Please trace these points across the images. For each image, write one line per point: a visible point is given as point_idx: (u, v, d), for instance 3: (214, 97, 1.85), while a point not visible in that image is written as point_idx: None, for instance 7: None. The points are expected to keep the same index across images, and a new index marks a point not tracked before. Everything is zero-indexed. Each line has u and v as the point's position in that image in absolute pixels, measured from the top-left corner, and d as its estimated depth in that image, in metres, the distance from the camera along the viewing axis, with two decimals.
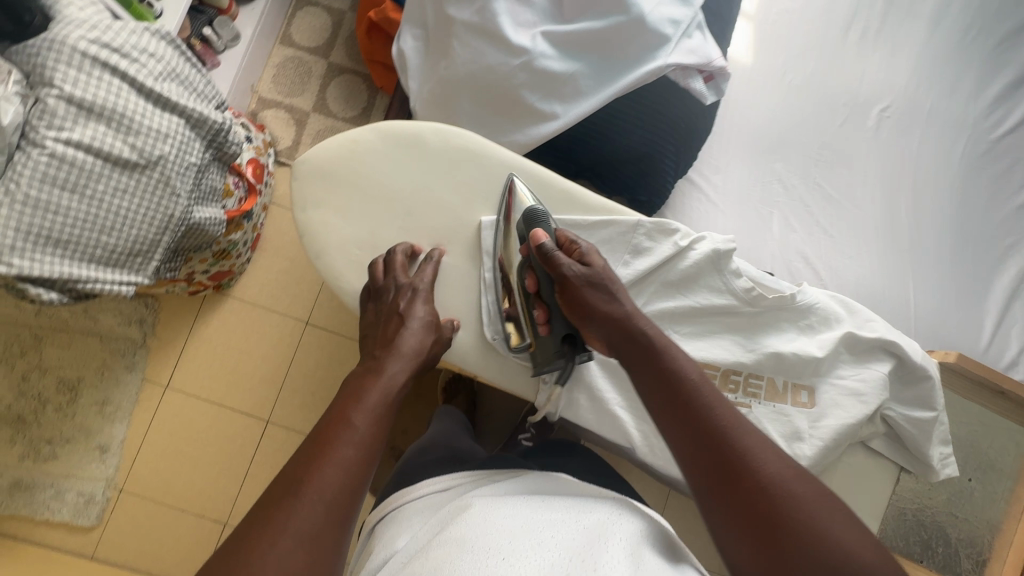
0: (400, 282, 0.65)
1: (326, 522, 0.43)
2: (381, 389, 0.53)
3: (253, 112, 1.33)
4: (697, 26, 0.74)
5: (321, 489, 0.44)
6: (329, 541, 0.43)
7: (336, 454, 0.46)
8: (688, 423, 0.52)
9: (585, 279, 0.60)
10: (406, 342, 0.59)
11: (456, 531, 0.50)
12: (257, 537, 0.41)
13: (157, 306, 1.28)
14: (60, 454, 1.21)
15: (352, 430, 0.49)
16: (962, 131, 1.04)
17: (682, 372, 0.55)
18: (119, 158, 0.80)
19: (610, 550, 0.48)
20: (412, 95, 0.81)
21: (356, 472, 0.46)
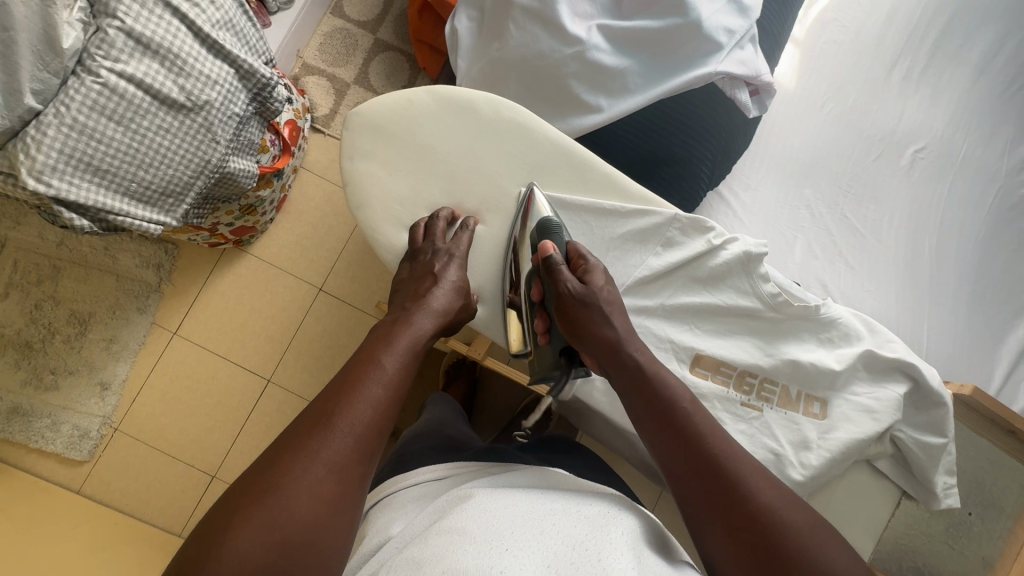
0: (435, 245, 0.67)
1: (355, 453, 0.48)
2: (409, 337, 0.58)
3: (296, 76, 1.35)
4: (750, 39, 0.75)
5: (351, 424, 0.49)
6: (354, 472, 0.48)
7: (366, 393, 0.51)
8: (677, 450, 0.53)
9: (582, 298, 0.61)
10: (436, 301, 0.62)
11: (454, 521, 0.48)
12: (294, 460, 0.46)
13: (176, 253, 1.29)
14: (61, 386, 1.22)
15: (381, 371, 0.53)
16: (994, 180, 1.04)
17: (673, 398, 0.56)
18: (167, 97, 0.82)
19: (612, 542, 0.47)
20: (461, 73, 0.83)
21: (383, 412, 0.51)
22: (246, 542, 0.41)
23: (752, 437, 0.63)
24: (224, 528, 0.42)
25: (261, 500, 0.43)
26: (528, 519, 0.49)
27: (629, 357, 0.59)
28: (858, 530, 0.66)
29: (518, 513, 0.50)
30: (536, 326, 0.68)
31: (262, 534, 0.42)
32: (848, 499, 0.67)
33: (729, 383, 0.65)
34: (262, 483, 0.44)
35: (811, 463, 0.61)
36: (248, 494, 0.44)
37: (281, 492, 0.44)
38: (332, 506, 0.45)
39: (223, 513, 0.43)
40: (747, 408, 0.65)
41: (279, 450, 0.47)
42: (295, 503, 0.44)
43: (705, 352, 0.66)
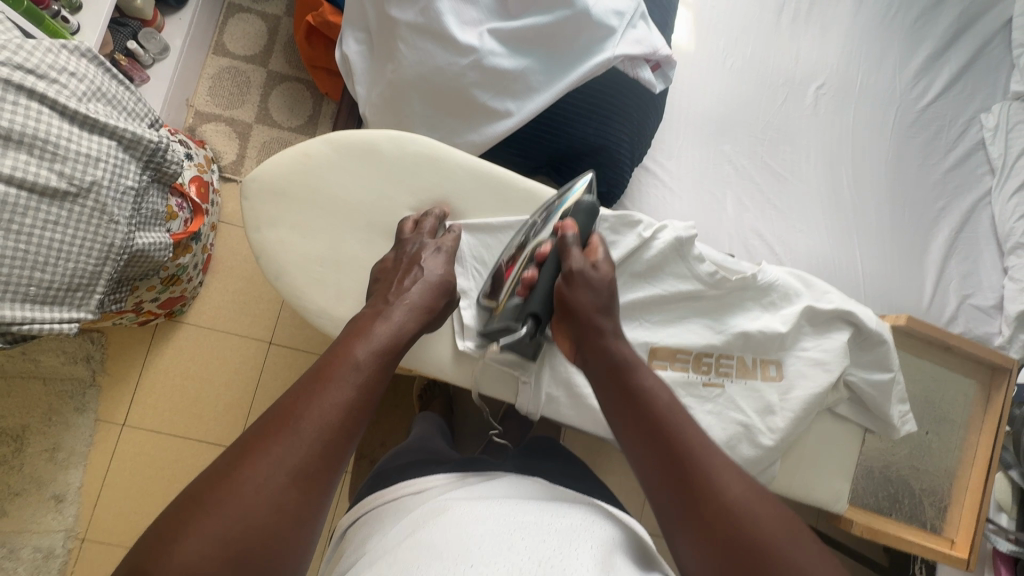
0: (424, 240, 0.64)
1: (312, 458, 0.44)
2: (388, 333, 0.54)
3: (192, 127, 1.26)
4: (640, 17, 0.75)
5: (315, 426, 0.45)
6: (317, 481, 0.44)
7: (330, 393, 0.47)
8: (646, 443, 0.52)
9: (586, 280, 0.59)
10: (415, 294, 0.59)
11: (427, 536, 0.47)
12: (254, 458, 0.42)
13: (104, 341, 1.20)
14: (11, 509, 1.13)
15: (350, 370, 0.49)
16: (892, 103, 1.10)
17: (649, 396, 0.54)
18: (47, 188, 0.74)
19: (579, 556, 0.45)
20: (361, 100, 0.79)
21: (348, 415, 0.47)
22: (192, 550, 0.37)
23: (720, 413, 0.65)
24: (170, 530, 0.39)
25: (211, 502, 0.40)
26: (497, 532, 0.47)
27: (602, 355, 0.58)
28: (834, 470, 0.69)
29: (492, 528, 0.47)
30: (527, 274, 0.62)
31: (211, 539, 0.38)
32: (820, 444, 0.70)
33: (689, 367, 0.66)
34: (215, 482, 0.41)
35: (780, 426, 0.64)
36: (201, 492, 0.41)
37: (233, 494, 0.40)
38: (288, 512, 0.42)
39: (174, 515, 0.40)
40: (710, 387, 0.66)
41: (238, 449, 0.43)
42: (247, 507, 0.40)
43: (659, 344, 0.66)
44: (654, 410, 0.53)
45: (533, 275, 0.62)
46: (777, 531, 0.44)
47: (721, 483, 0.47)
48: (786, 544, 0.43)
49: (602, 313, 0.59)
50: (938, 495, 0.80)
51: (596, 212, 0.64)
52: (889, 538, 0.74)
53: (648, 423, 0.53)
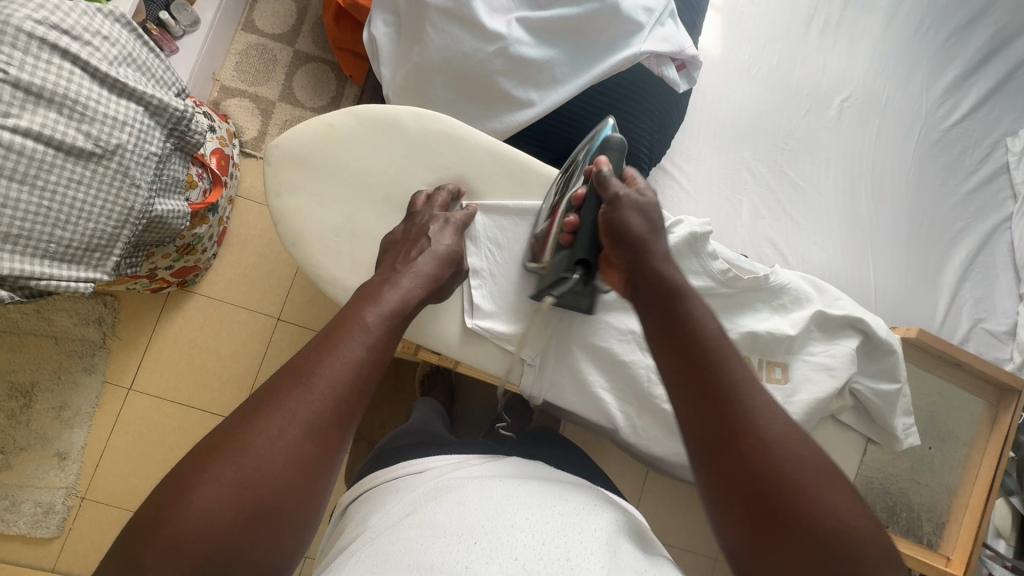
0: (434, 213, 0.65)
1: (325, 416, 0.44)
2: (397, 299, 0.54)
3: (216, 101, 1.28)
4: (669, 15, 0.75)
5: (327, 383, 0.45)
6: (331, 435, 0.44)
7: (343, 353, 0.47)
8: (685, 372, 0.50)
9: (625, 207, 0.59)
10: (423, 263, 0.59)
11: (429, 514, 0.48)
12: (267, 412, 0.42)
13: (116, 305, 1.22)
14: (15, 463, 1.15)
15: (362, 331, 0.49)
16: (917, 120, 1.09)
17: (698, 336, 0.51)
18: (73, 147, 0.76)
19: (585, 541, 0.47)
20: (385, 81, 0.80)
21: (359, 374, 0.47)
22: (210, 496, 0.39)
23: None
24: (188, 479, 0.39)
25: (227, 454, 0.40)
26: (500, 514, 0.48)
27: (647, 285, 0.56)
28: None
29: (494, 508, 0.49)
30: (567, 220, 0.62)
31: (228, 488, 0.39)
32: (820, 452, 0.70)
33: None
34: (230, 435, 0.42)
35: None
36: (217, 444, 0.41)
37: (248, 445, 0.41)
38: (302, 466, 0.42)
39: (192, 464, 0.40)
40: None
41: (252, 404, 0.44)
42: (262, 458, 0.41)
43: None
44: (698, 344, 0.50)
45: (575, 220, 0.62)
46: (814, 482, 0.42)
47: (762, 425, 0.45)
48: (822, 494, 0.42)
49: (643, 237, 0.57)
50: (937, 512, 0.80)
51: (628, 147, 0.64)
52: None
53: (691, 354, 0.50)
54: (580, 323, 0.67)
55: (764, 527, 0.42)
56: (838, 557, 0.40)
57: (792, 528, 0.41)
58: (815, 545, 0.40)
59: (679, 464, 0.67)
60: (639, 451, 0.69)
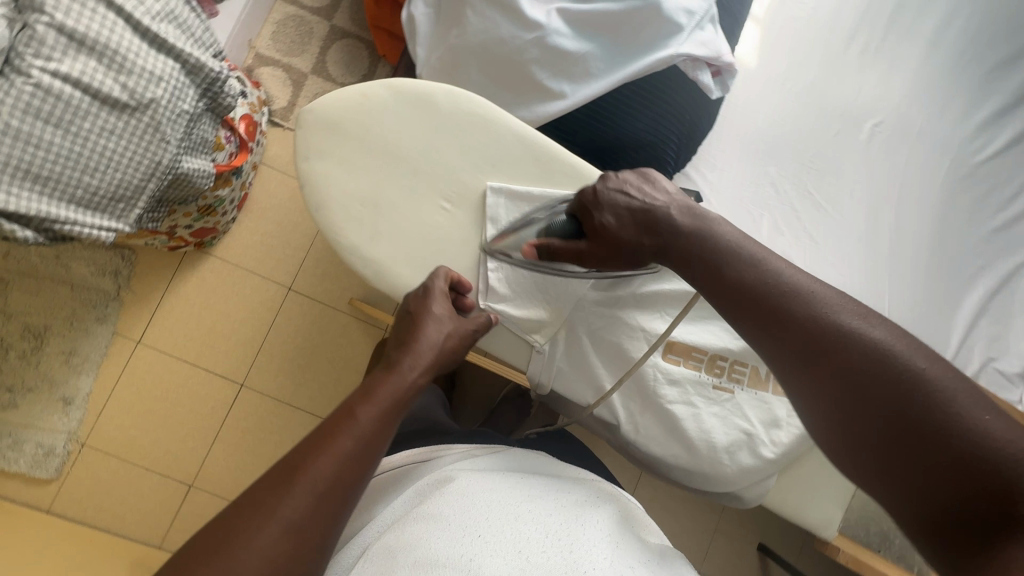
0: (439, 289, 0.63)
1: (306, 518, 0.46)
2: (392, 388, 0.54)
3: (249, 68, 1.29)
4: (710, 20, 0.75)
5: (313, 481, 0.47)
6: (311, 534, 0.46)
7: (335, 450, 0.49)
8: (794, 348, 0.50)
9: (647, 193, 0.62)
10: (424, 342, 0.58)
11: (433, 507, 0.51)
12: (257, 514, 0.45)
13: (133, 259, 1.23)
14: (20, 403, 1.17)
15: (355, 426, 0.51)
16: (948, 153, 1.07)
17: (767, 286, 0.53)
18: (109, 97, 0.77)
19: (587, 531, 0.52)
20: (420, 61, 0.81)
21: (350, 471, 0.49)
22: None
23: (725, 418, 0.65)
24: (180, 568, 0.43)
25: (208, 552, 0.43)
26: (502, 509, 0.51)
27: (725, 254, 0.56)
28: (821, 495, 0.70)
29: (497, 501, 0.52)
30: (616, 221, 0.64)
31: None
32: (816, 468, 0.70)
33: (701, 367, 0.66)
34: (217, 531, 0.45)
35: (783, 441, 0.65)
36: (208, 535, 0.45)
37: (234, 549, 0.44)
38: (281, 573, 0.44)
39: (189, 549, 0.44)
40: (719, 389, 0.66)
41: (246, 497, 0.47)
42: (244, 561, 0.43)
43: (677, 339, 0.66)
44: (801, 306, 0.51)
45: (618, 225, 0.61)
46: (943, 409, 0.44)
47: (893, 373, 0.45)
48: (965, 406, 0.44)
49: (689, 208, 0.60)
50: None
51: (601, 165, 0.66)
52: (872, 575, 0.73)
53: (801, 328, 0.50)
54: (594, 317, 0.67)
55: (941, 484, 0.42)
56: (985, 471, 0.41)
57: (942, 457, 0.42)
58: (958, 460, 0.42)
59: (675, 467, 0.67)
60: (637, 450, 0.69)
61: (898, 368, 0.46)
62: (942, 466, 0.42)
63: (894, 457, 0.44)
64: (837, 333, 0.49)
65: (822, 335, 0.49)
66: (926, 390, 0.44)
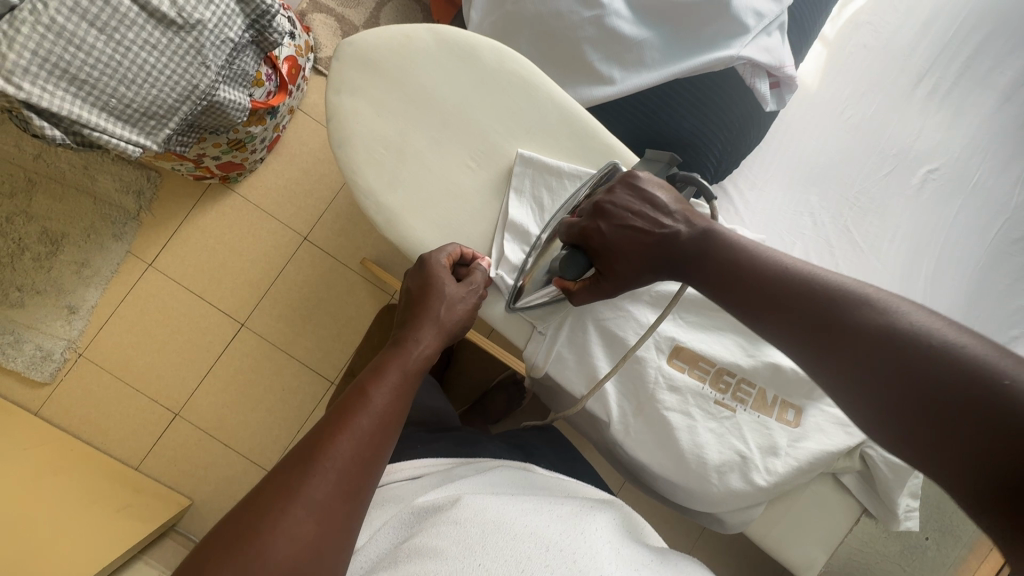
0: (442, 263, 0.62)
1: (337, 491, 0.46)
2: (402, 365, 0.55)
3: (303, 12, 1.28)
4: (779, 26, 0.71)
5: (335, 458, 0.47)
6: (337, 511, 0.45)
7: (358, 423, 0.49)
8: (818, 342, 0.46)
9: (654, 214, 0.59)
10: (433, 315, 0.59)
11: (426, 540, 0.47)
12: (282, 499, 0.44)
13: (159, 182, 1.24)
14: (27, 303, 1.19)
15: (369, 403, 0.51)
16: (999, 215, 1.01)
17: (767, 267, 0.52)
18: (157, 12, 0.77)
19: (589, 538, 0.50)
20: (472, 25, 0.79)
21: (373, 442, 0.50)
22: None
23: (720, 436, 0.62)
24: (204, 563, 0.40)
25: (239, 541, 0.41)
26: (496, 527, 0.48)
27: (741, 254, 0.54)
28: (808, 537, 0.67)
29: (490, 518, 0.49)
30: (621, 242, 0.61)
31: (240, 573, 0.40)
32: (807, 507, 0.67)
33: (706, 379, 0.64)
34: (243, 521, 0.43)
35: (778, 471, 0.61)
36: (236, 526, 0.42)
37: (262, 536, 0.41)
38: (320, 549, 0.43)
39: (208, 549, 0.41)
40: (720, 406, 0.64)
41: (263, 487, 0.45)
42: (272, 547, 0.41)
43: (686, 344, 0.64)
44: (820, 293, 0.47)
45: (635, 258, 0.59)
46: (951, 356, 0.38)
47: (893, 332, 0.42)
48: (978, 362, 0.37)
49: (698, 224, 0.58)
50: None
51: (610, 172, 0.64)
52: None
53: (814, 312, 0.47)
54: (602, 306, 0.65)
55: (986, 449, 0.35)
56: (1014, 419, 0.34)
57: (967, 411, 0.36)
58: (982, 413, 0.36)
59: (660, 476, 0.64)
60: (624, 455, 0.67)
61: (920, 337, 0.40)
62: (975, 440, 0.35)
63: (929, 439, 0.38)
64: (856, 313, 0.44)
65: (843, 319, 0.45)
66: (955, 355, 0.38)
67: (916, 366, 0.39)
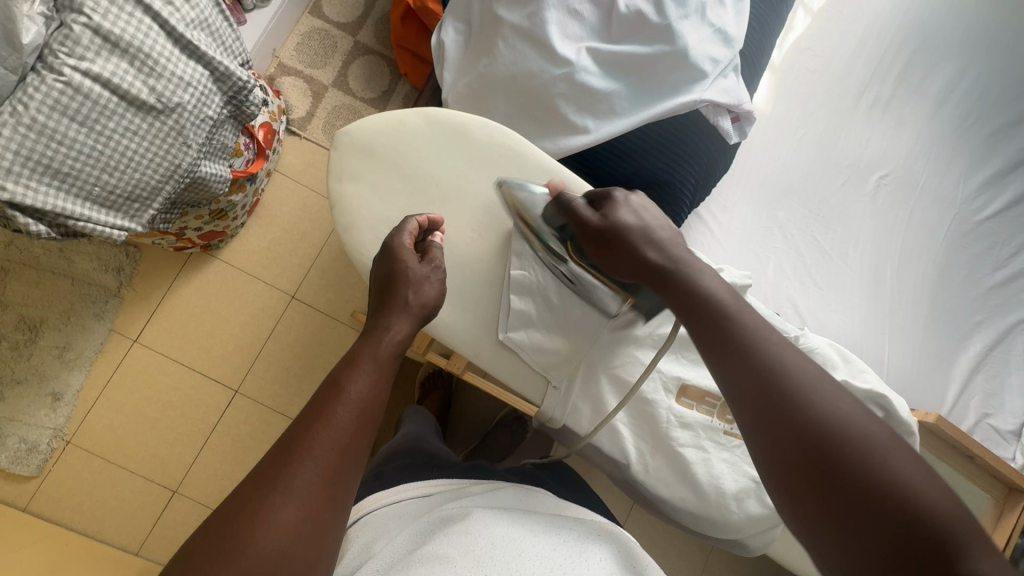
0: (404, 244, 0.61)
1: (321, 482, 0.44)
2: (377, 346, 0.52)
3: (271, 77, 1.30)
4: (733, 68, 0.77)
5: (312, 450, 0.44)
6: (321, 504, 0.43)
7: (335, 415, 0.46)
8: (746, 384, 0.42)
9: (631, 228, 0.55)
10: (404, 296, 0.57)
11: (438, 548, 0.49)
12: (262, 494, 0.42)
13: (138, 257, 1.23)
14: (9, 395, 1.15)
15: (347, 390, 0.48)
16: (949, 210, 1.09)
17: (723, 301, 0.47)
18: (137, 99, 0.78)
19: (590, 568, 0.52)
20: (446, 86, 0.83)
21: (355, 431, 0.47)
22: None
23: (733, 464, 0.66)
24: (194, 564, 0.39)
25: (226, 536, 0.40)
26: (505, 541, 0.51)
27: (702, 288, 0.48)
28: None
29: (500, 533, 0.52)
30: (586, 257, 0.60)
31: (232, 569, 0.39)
32: None
33: (714, 412, 0.67)
34: (229, 517, 0.42)
35: None
36: (223, 522, 0.41)
37: (245, 534, 0.40)
38: (305, 541, 0.42)
39: (195, 551, 0.40)
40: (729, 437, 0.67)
41: (247, 484, 0.43)
42: (256, 542, 0.40)
43: (691, 382, 0.67)
44: (764, 342, 0.44)
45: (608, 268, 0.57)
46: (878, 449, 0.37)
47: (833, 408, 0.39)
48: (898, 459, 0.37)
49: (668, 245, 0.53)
50: None
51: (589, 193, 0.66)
52: None
53: (760, 356, 0.43)
54: (613, 357, 0.67)
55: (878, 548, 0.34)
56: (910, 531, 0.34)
57: (875, 506, 0.35)
58: (887, 512, 0.35)
59: (682, 508, 0.67)
60: (642, 489, 0.70)
61: (845, 409, 0.39)
62: (870, 523, 0.35)
63: (824, 507, 0.37)
64: (788, 368, 0.42)
65: (775, 372, 0.42)
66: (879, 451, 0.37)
67: (822, 426, 0.38)
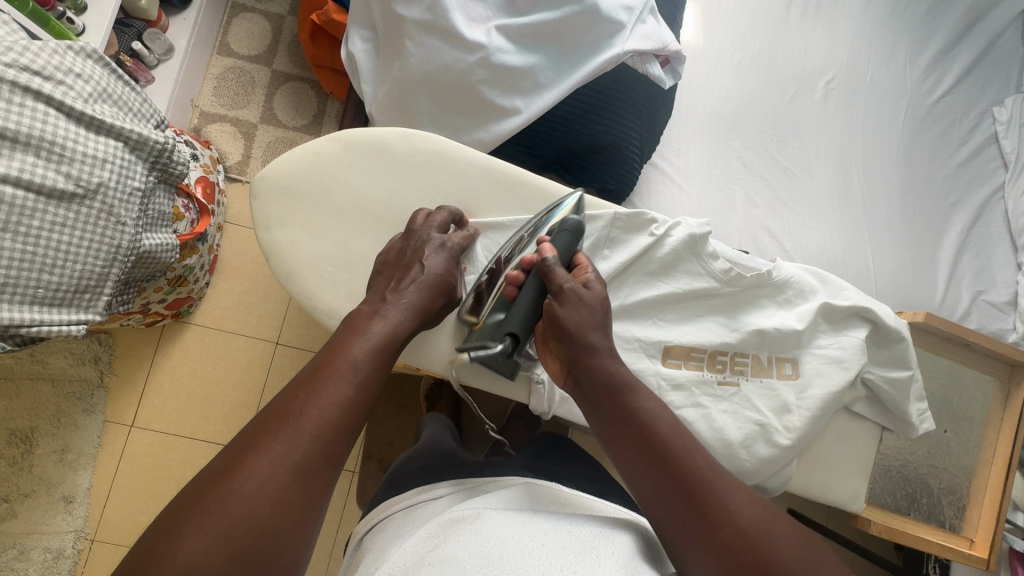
0: (435, 238, 0.62)
1: (318, 453, 0.43)
2: (384, 328, 0.53)
3: (196, 128, 1.26)
4: (649, 11, 0.75)
5: (313, 423, 0.44)
6: (314, 476, 0.43)
7: (328, 390, 0.46)
8: (673, 501, 0.49)
9: (575, 303, 0.58)
10: (411, 289, 0.57)
11: (447, 550, 0.45)
12: (254, 455, 0.42)
13: (112, 342, 1.20)
14: (22, 511, 1.14)
15: (350, 366, 0.48)
16: (901, 99, 1.08)
17: (653, 419, 0.54)
18: (55, 190, 0.74)
19: (601, 563, 0.44)
20: (367, 99, 0.79)
21: (355, 408, 0.47)
22: (192, 547, 0.37)
23: (735, 413, 0.65)
24: (177, 523, 0.38)
25: (208, 504, 0.39)
26: (513, 544, 0.45)
27: (632, 401, 0.55)
28: (846, 472, 0.71)
29: (508, 536, 0.46)
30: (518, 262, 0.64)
31: (213, 537, 0.38)
32: (837, 446, 0.71)
33: (703, 366, 0.67)
34: (217, 478, 0.40)
35: (796, 425, 0.65)
36: (211, 481, 0.40)
37: (233, 492, 0.40)
38: (294, 514, 0.41)
39: (178, 509, 0.39)
40: (725, 385, 0.67)
41: (238, 446, 0.42)
42: (246, 502, 0.39)
43: (673, 343, 0.67)
44: (690, 459, 0.51)
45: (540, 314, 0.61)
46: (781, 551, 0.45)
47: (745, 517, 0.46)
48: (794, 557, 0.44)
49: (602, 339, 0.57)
50: (957, 494, 0.82)
51: (580, 231, 0.63)
52: (905, 537, 0.76)
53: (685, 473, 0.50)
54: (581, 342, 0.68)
55: None
56: None
57: None
58: None
59: None
60: None
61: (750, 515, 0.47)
62: None
63: None
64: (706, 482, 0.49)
65: (698, 487, 0.49)
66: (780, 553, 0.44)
67: (736, 534, 0.46)
